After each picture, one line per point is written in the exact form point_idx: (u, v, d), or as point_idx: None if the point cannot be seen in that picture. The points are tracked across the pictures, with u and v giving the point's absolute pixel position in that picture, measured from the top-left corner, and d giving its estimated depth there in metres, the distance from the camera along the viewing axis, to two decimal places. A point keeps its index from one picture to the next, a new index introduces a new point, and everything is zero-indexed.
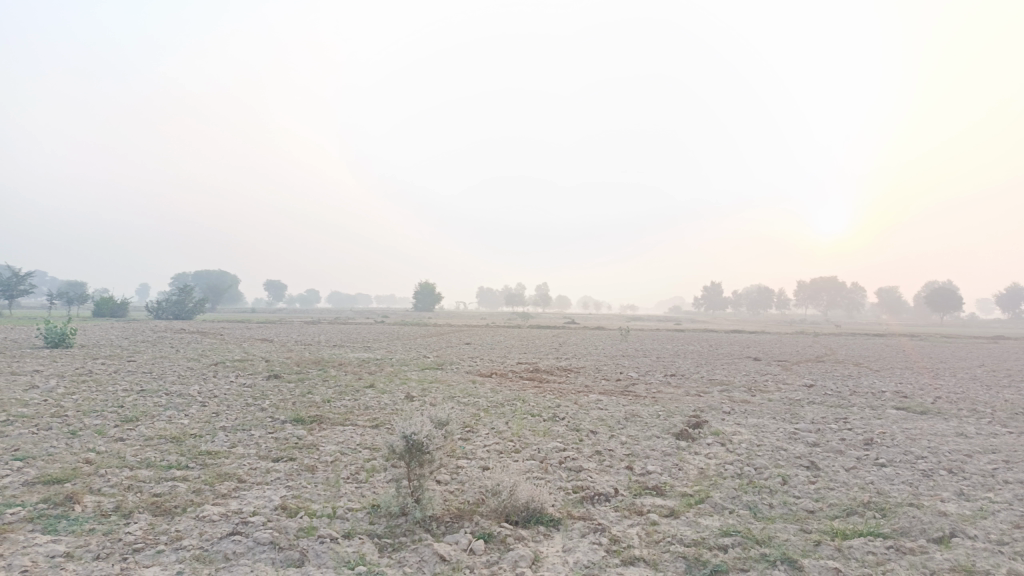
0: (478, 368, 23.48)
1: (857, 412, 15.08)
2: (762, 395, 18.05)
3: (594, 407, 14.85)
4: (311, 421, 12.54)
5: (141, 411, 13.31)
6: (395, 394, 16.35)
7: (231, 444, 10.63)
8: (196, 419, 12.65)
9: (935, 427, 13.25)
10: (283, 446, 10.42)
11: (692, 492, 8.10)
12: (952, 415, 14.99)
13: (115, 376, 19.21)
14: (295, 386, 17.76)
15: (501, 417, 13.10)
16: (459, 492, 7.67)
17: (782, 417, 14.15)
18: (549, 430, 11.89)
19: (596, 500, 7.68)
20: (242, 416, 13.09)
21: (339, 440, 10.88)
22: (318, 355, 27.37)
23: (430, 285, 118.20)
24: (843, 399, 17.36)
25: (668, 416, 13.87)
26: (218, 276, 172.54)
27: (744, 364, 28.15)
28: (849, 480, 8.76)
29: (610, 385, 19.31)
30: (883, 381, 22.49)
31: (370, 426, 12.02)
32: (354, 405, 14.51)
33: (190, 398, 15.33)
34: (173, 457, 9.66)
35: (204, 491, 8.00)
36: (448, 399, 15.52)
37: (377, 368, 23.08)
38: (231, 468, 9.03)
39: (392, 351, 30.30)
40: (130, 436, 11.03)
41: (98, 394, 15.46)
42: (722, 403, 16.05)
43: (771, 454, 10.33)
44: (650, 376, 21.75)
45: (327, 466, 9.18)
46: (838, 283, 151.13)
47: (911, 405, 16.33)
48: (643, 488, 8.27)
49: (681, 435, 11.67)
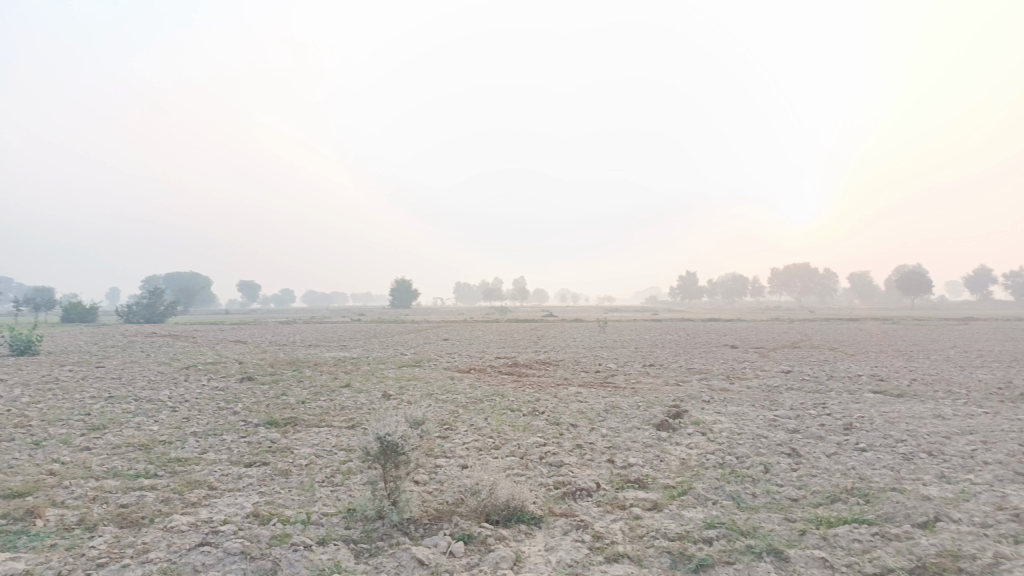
0: (456, 364, 23.28)
1: (835, 397, 15.14)
2: (741, 382, 18.07)
3: (574, 400, 14.73)
4: (286, 424, 12.25)
5: (109, 419, 12.93)
6: (372, 393, 16.11)
7: (202, 449, 10.33)
8: (166, 425, 12.30)
9: (912, 409, 13.34)
10: (256, 451, 10.13)
11: (675, 484, 7.98)
12: (928, 397, 15.10)
13: (84, 383, 18.73)
14: (269, 388, 17.42)
15: (480, 413, 12.92)
16: (438, 493, 7.48)
17: (762, 404, 14.14)
18: (529, 425, 11.72)
19: (578, 496, 7.54)
20: (214, 420, 12.76)
21: (314, 442, 10.62)
22: (293, 355, 26.97)
23: (407, 282, 117.75)
24: (820, 384, 17.44)
25: (648, 407, 13.79)
26: (190, 278, 170.19)
27: (721, 352, 28.27)
28: (831, 467, 8.71)
29: (589, 377, 19.20)
30: (859, 365, 22.68)
31: (346, 427, 11.77)
32: (329, 406, 14.23)
33: (160, 403, 14.95)
34: (141, 465, 9.35)
35: (174, 500, 7.72)
36: (426, 396, 15.30)
37: (353, 367, 22.75)
38: (201, 476, 8.74)
39: (369, 349, 29.98)
40: (97, 444, 10.68)
41: (65, 402, 15.01)
42: (702, 392, 16.02)
43: (752, 442, 10.27)
44: (629, 367, 21.71)
45: (302, 470, 8.93)
46: (811, 270, 152.99)
47: (887, 388, 16.44)
48: (625, 481, 8.14)
49: (662, 426, 11.58)
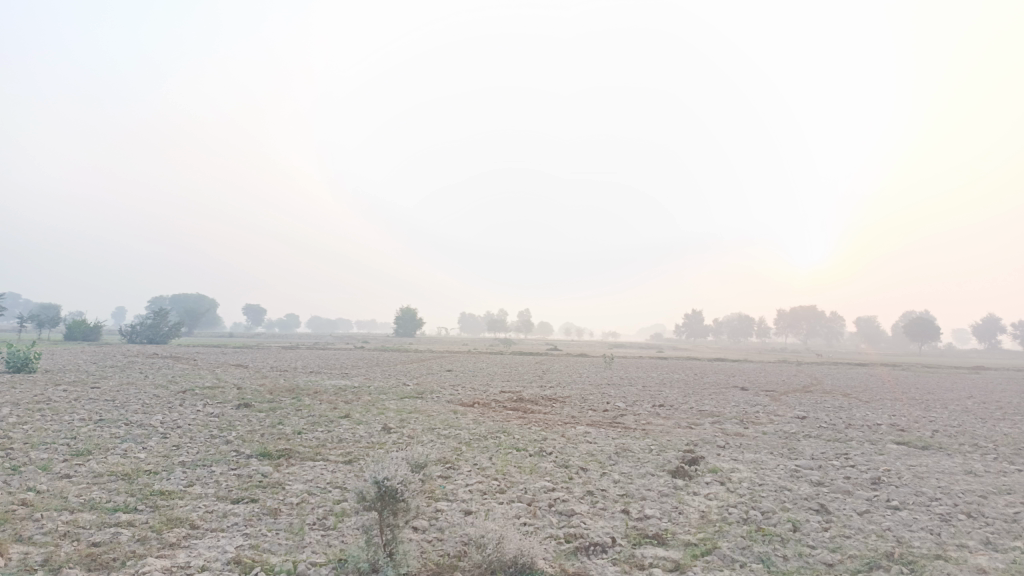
0: (459, 397, 22.61)
1: (856, 446, 14.43)
2: (755, 427, 17.36)
3: (583, 441, 14.03)
4: (279, 456, 11.61)
5: (94, 444, 12.30)
6: (371, 425, 15.44)
7: (188, 482, 9.70)
8: (154, 454, 11.68)
9: (940, 464, 12.61)
10: (245, 486, 9.48)
11: (697, 542, 7.32)
12: (955, 450, 14.40)
13: (75, 404, 18.17)
14: (266, 416, 16.82)
15: (484, 451, 12.24)
16: (438, 543, 6.87)
17: (780, 452, 13.46)
18: (536, 467, 11.06)
19: (592, 552, 6.89)
20: (205, 449, 12.14)
21: (307, 478, 9.98)
22: (292, 382, 26.23)
23: (412, 310, 117.30)
24: (839, 432, 16.75)
25: (662, 451, 13.08)
26: (197, 299, 170.46)
27: (732, 393, 27.58)
28: (864, 527, 8.03)
29: (597, 416, 18.48)
30: (876, 412, 21.94)
31: (342, 462, 11.15)
32: (326, 438, 13.59)
33: (151, 429, 14.33)
34: (121, 498, 8.71)
35: (150, 540, 7.08)
36: (428, 431, 14.65)
37: (353, 396, 21.99)
38: (183, 512, 8.10)
39: (371, 378, 29.35)
40: (78, 472, 10.07)
41: (52, 424, 14.43)
42: (716, 436, 15.32)
43: (775, 495, 9.60)
44: (638, 406, 21.06)
45: (292, 510, 8.29)
46: (818, 312, 151.99)
47: (910, 439, 15.66)
48: (642, 536, 7.47)
49: (677, 473, 10.92)
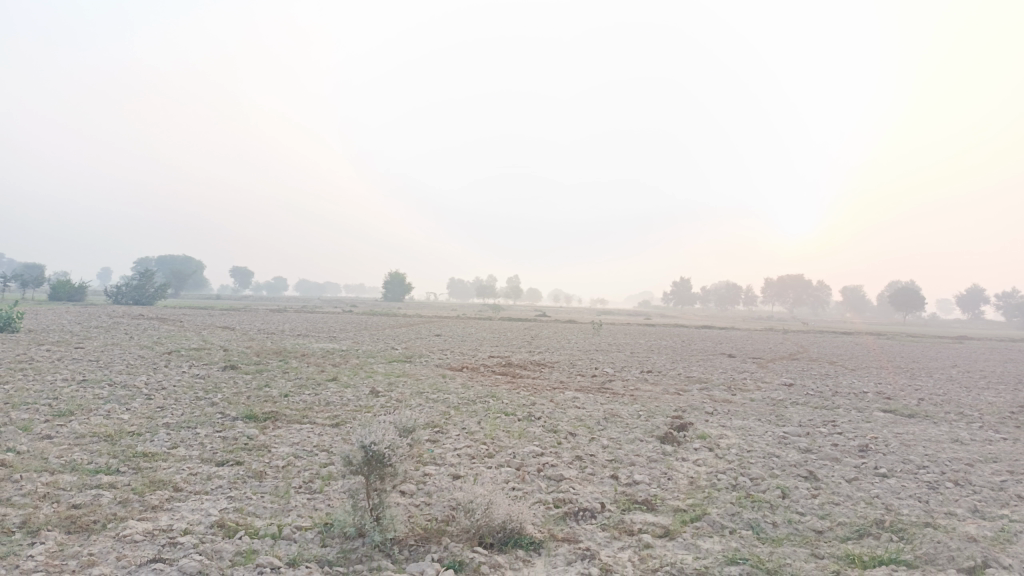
0: (448, 361, 22.54)
1: (844, 414, 14.49)
2: (744, 394, 17.40)
3: (572, 406, 13.98)
4: (265, 419, 11.48)
5: (77, 405, 12.11)
6: (359, 388, 15.33)
7: (172, 444, 9.55)
8: (137, 415, 11.50)
9: (927, 432, 12.66)
10: (230, 448, 9.36)
11: (687, 508, 7.26)
12: (941, 419, 14.48)
13: (59, 364, 17.94)
14: (252, 378, 16.65)
15: (473, 416, 12.16)
16: (425, 507, 6.78)
17: (768, 418, 13.47)
18: (524, 432, 10.97)
19: (581, 518, 6.83)
20: (190, 411, 11.99)
21: (293, 441, 9.87)
22: (279, 345, 26.06)
23: (401, 274, 116.88)
24: (826, 400, 16.81)
25: (651, 417, 13.05)
26: (183, 261, 169.08)
27: (720, 360, 27.70)
28: (853, 494, 8.03)
29: (586, 382, 18.45)
30: (862, 381, 22.06)
31: (329, 425, 11.04)
32: (313, 401, 13.47)
33: (135, 389, 14.16)
34: (103, 459, 8.56)
35: (132, 502, 6.94)
36: (416, 394, 14.56)
37: (341, 360, 21.88)
38: (166, 474, 7.97)
39: (359, 341, 29.24)
40: (60, 433, 9.89)
41: (34, 384, 14.23)
42: (705, 403, 15.32)
43: (764, 462, 9.59)
44: (627, 372, 21.07)
45: (277, 473, 8.18)
46: (805, 282, 152.81)
47: (897, 407, 15.74)
48: (631, 502, 7.42)
49: (666, 439, 10.88)
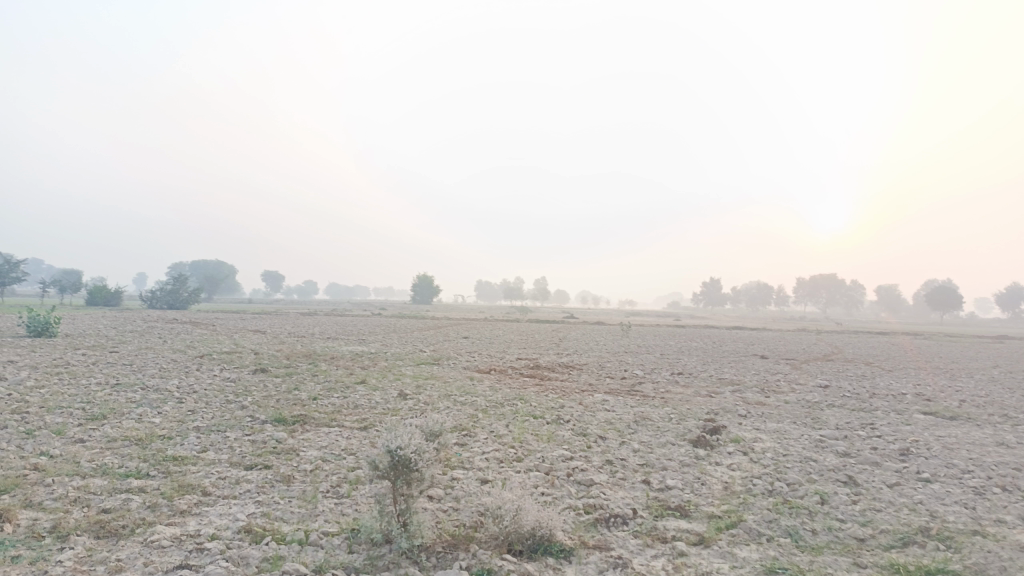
0: (476, 364, 22.46)
1: (882, 416, 14.10)
2: (777, 395, 17.06)
3: (601, 409, 13.80)
4: (294, 422, 11.48)
5: (110, 408, 12.24)
6: (387, 391, 15.31)
7: (202, 448, 9.58)
8: (168, 418, 11.58)
9: (970, 435, 12.24)
10: (259, 452, 9.35)
11: (721, 514, 7.06)
12: (984, 421, 14.02)
13: (93, 368, 18.20)
14: (282, 381, 16.72)
15: (501, 419, 12.04)
16: (453, 513, 6.68)
17: (804, 421, 13.15)
18: (553, 435, 10.82)
19: (612, 524, 6.66)
20: (219, 415, 12.04)
21: (321, 445, 9.84)
22: (309, 348, 26.19)
23: (429, 278, 117.34)
24: (863, 402, 16.40)
25: (682, 420, 12.82)
26: (216, 266, 171.79)
27: (752, 362, 27.26)
28: (895, 500, 7.74)
29: (616, 384, 18.23)
30: (900, 382, 21.51)
31: (357, 429, 11.00)
32: (342, 404, 13.46)
33: (167, 393, 14.28)
34: (133, 463, 8.60)
35: (161, 507, 6.94)
36: (444, 398, 14.48)
37: (370, 362, 21.94)
38: (195, 478, 7.97)
39: (388, 344, 29.29)
40: (92, 437, 9.98)
41: (69, 389, 14.42)
42: (737, 405, 15.03)
43: (801, 466, 9.32)
44: (657, 374, 20.79)
45: (305, 477, 8.14)
46: (838, 281, 150.29)
47: (938, 409, 15.27)
48: (664, 508, 7.22)
49: (698, 442, 10.65)
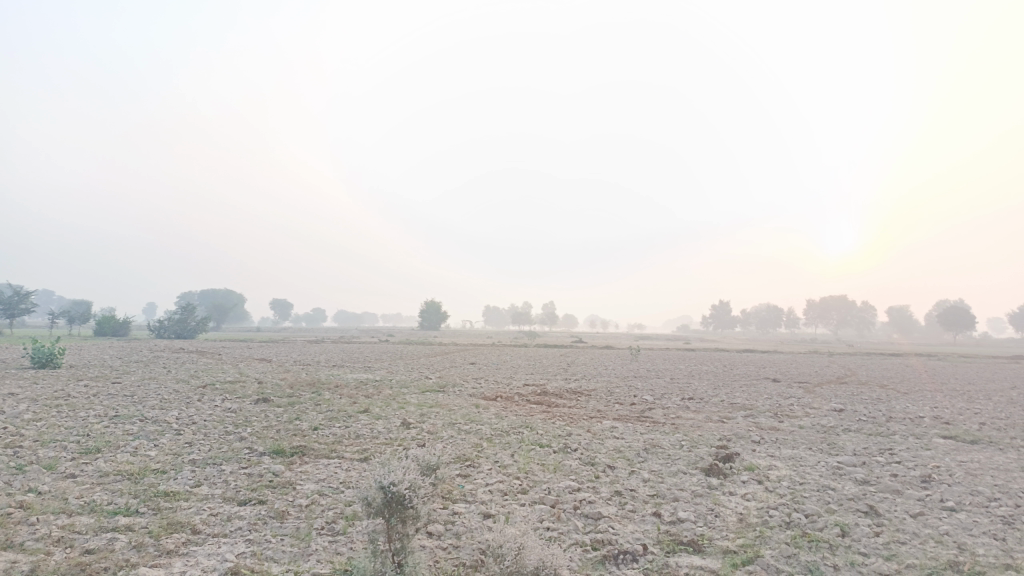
0: (483, 391, 22.08)
1: (900, 441, 13.65)
2: (791, 421, 16.62)
3: (610, 436, 13.41)
4: (293, 454, 11.16)
5: (106, 442, 11.94)
6: (391, 420, 14.97)
7: (195, 482, 9.27)
8: (164, 451, 11.28)
9: (994, 460, 11.78)
10: (254, 485, 9.03)
11: (737, 549, 6.68)
12: (1006, 445, 13.54)
13: (94, 400, 17.93)
14: (284, 411, 16.41)
15: (506, 448, 11.67)
16: (453, 551, 6.35)
17: (819, 447, 12.74)
18: (559, 465, 10.45)
19: (621, 561, 6.29)
20: (217, 446, 11.73)
21: (319, 477, 9.51)
22: (313, 376, 25.87)
23: (437, 304, 117.09)
24: (879, 426, 15.94)
25: (693, 447, 12.43)
26: (224, 295, 172.43)
27: (763, 385, 26.76)
28: (920, 531, 7.35)
29: (625, 410, 17.81)
30: (916, 405, 20.99)
31: (358, 460, 10.67)
32: (343, 434, 13.12)
33: (165, 425, 13.97)
34: (123, 500, 8.29)
35: (147, 547, 6.61)
36: (448, 426, 14.14)
37: (374, 391, 21.61)
38: (186, 516, 7.64)
39: (393, 371, 28.95)
40: (84, 472, 9.68)
41: (66, 421, 14.14)
42: (750, 431, 14.59)
43: (819, 495, 8.92)
44: (667, 400, 20.37)
45: (300, 512, 7.81)
46: (848, 302, 149.21)
47: (958, 433, 14.80)
48: (676, 543, 6.84)
49: (711, 471, 10.26)
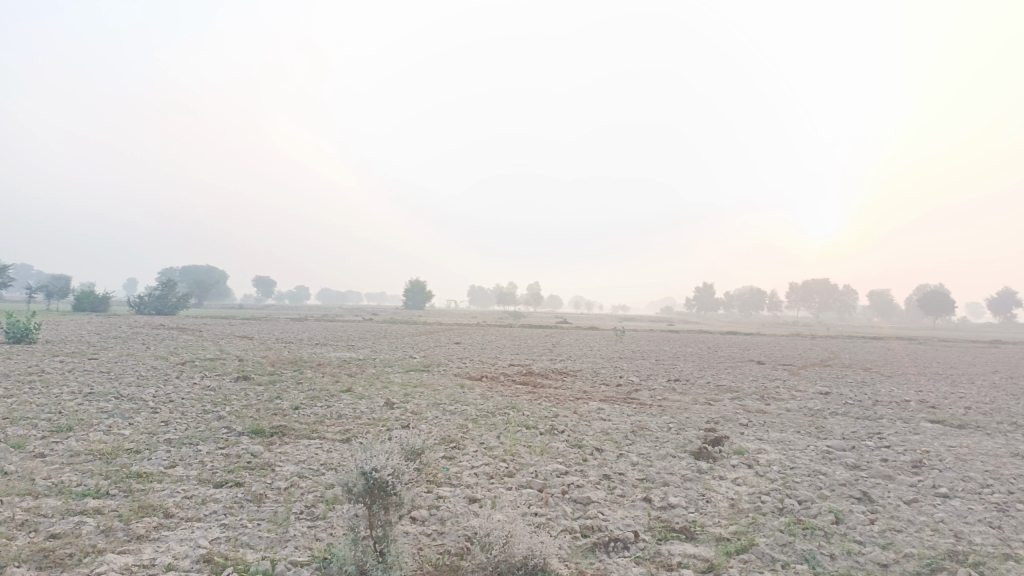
0: (468, 370, 21.81)
1: (888, 425, 13.56)
2: (778, 403, 16.50)
3: (597, 418, 13.19)
4: (272, 434, 10.84)
5: (78, 419, 11.54)
6: (374, 400, 14.67)
7: (170, 463, 8.93)
8: (138, 430, 10.90)
9: (982, 445, 11.72)
10: (231, 467, 8.72)
11: (731, 537, 6.48)
12: (993, 429, 13.50)
13: (69, 376, 17.46)
14: (265, 390, 16.08)
15: (492, 430, 11.42)
16: (437, 537, 6.11)
17: (808, 431, 12.61)
18: (547, 447, 10.22)
19: (612, 549, 6.07)
20: (193, 426, 11.38)
21: (299, 459, 9.20)
22: (296, 354, 25.48)
23: (421, 283, 116.60)
24: (866, 409, 15.87)
25: (681, 430, 12.25)
26: (206, 271, 170.67)
27: (748, 367, 26.75)
28: (915, 519, 7.19)
29: (611, 392, 17.58)
30: (901, 388, 20.99)
31: (339, 441, 10.38)
32: (324, 414, 12.82)
33: (141, 403, 13.57)
34: (94, 481, 7.95)
35: (116, 532, 6.29)
36: (433, 406, 13.88)
37: (357, 370, 21.24)
38: (158, 499, 7.31)
39: (376, 350, 28.60)
40: (53, 451, 9.31)
41: (38, 398, 13.71)
42: (737, 414, 14.44)
43: (810, 480, 8.77)
44: (653, 381, 20.23)
45: (278, 496, 7.52)
46: (831, 286, 150.20)
47: (945, 417, 14.72)
48: (668, 530, 6.63)
49: (700, 455, 10.07)
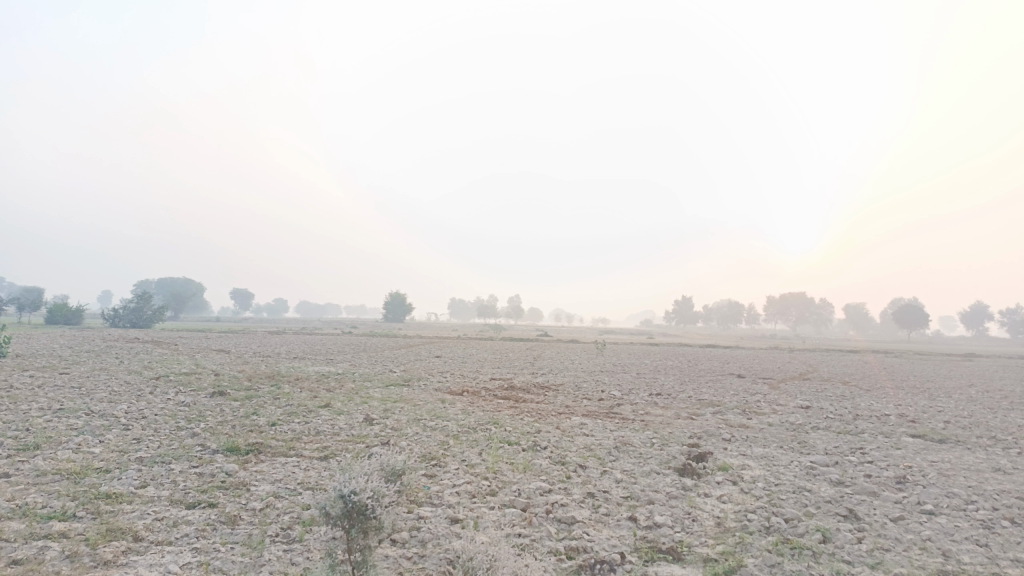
0: (448, 385, 21.58)
1: (871, 439, 13.56)
2: (760, 418, 16.47)
3: (580, 433, 13.04)
4: (248, 452, 10.57)
5: (46, 437, 11.18)
6: (353, 416, 14.41)
7: (141, 482, 8.64)
8: (109, 448, 10.58)
9: (964, 460, 11.73)
10: (204, 487, 8.46)
11: (718, 557, 6.35)
12: (974, 444, 13.53)
13: (38, 392, 17.00)
14: (241, 405, 15.76)
15: (473, 446, 11.23)
16: (418, 561, 5.92)
17: (791, 446, 12.56)
18: (530, 464, 10.05)
19: (598, 572, 5.92)
20: (167, 443, 11.08)
21: (275, 478, 8.95)
22: (274, 369, 25.11)
23: (401, 296, 116.03)
24: (848, 423, 15.88)
25: (665, 445, 12.14)
26: (183, 284, 168.66)
27: (729, 381, 26.76)
28: (902, 537, 7.12)
29: (593, 406, 17.45)
30: (881, 402, 21.07)
31: (318, 459, 10.14)
32: (302, 430, 12.55)
33: (113, 419, 13.21)
34: (60, 502, 7.65)
35: (82, 557, 6.03)
36: (413, 422, 13.67)
37: (336, 384, 20.95)
38: (127, 521, 7.04)
39: (356, 364, 28.28)
40: (19, 471, 8.98)
41: (5, 414, 13.32)
42: (720, 428, 14.37)
43: (796, 497, 8.68)
44: (635, 395, 20.14)
45: (253, 517, 7.27)
46: (808, 300, 151.68)
47: (926, 432, 14.75)
48: (654, 551, 6.49)
49: (684, 471, 9.96)
